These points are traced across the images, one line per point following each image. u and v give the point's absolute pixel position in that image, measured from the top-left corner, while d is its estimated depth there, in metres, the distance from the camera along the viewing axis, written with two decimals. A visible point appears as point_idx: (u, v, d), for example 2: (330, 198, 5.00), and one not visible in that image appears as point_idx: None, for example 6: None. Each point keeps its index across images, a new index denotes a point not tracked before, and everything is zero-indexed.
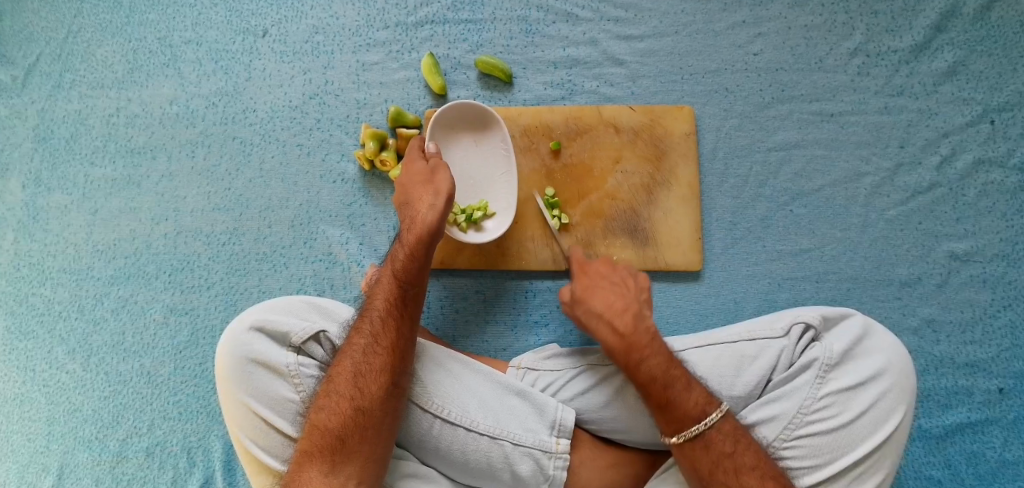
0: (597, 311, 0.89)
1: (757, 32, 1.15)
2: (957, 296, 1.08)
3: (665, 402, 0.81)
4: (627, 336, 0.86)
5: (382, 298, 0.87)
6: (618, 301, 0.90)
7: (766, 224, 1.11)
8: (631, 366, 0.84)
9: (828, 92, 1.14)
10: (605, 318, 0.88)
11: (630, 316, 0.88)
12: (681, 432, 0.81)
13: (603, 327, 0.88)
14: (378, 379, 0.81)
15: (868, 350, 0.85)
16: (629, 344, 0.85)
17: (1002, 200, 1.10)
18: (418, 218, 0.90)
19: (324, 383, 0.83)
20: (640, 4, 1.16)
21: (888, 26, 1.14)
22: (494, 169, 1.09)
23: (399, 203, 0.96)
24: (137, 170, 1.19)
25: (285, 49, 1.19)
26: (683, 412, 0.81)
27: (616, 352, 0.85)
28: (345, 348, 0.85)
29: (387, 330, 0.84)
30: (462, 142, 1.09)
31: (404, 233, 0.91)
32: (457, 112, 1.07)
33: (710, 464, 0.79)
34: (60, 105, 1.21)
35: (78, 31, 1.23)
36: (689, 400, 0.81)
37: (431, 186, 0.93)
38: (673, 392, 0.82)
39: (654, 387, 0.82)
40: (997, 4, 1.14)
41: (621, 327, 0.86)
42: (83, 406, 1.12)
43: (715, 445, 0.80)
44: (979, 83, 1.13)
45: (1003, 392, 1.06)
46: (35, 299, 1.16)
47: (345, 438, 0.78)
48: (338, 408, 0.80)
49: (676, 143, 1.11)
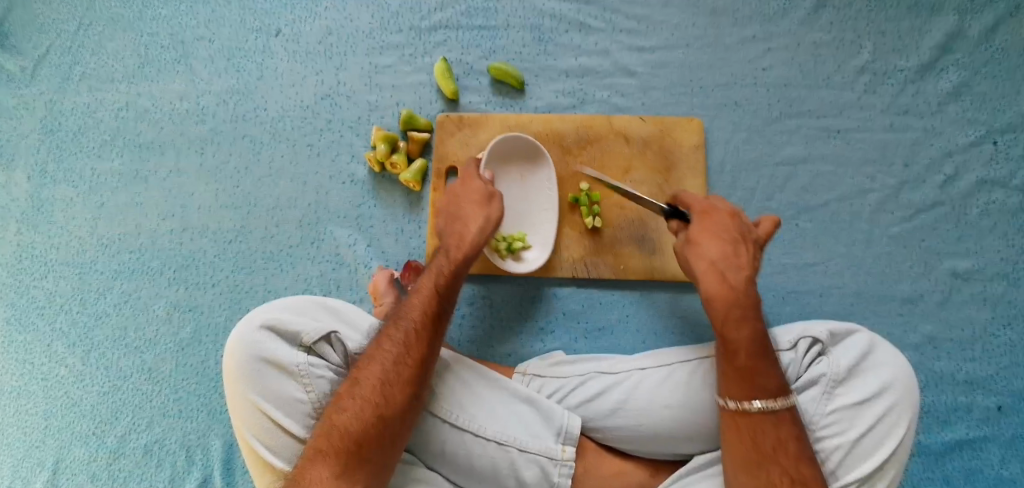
0: (711, 259, 0.85)
1: (766, 47, 1.17)
2: (957, 313, 1.09)
3: (752, 370, 0.80)
4: (739, 292, 0.83)
5: (421, 306, 0.88)
6: (738, 257, 0.86)
7: (771, 237, 1.12)
8: (731, 322, 0.82)
9: (835, 109, 1.15)
10: (718, 268, 0.85)
11: (745, 275, 0.85)
12: (754, 400, 0.79)
13: (712, 275, 0.84)
14: (404, 391, 0.81)
15: (874, 364, 0.85)
16: (737, 299, 0.83)
17: (1004, 220, 1.11)
18: (467, 237, 0.96)
19: (347, 385, 0.81)
20: (651, 16, 1.18)
21: (895, 46, 1.16)
22: (536, 202, 1.10)
23: (445, 217, 0.99)
24: (145, 165, 1.19)
25: (298, 49, 1.20)
26: (764, 387, 0.79)
27: (719, 303, 0.83)
28: (373, 353, 0.84)
29: (420, 342, 0.84)
30: (510, 173, 1.10)
31: (452, 249, 0.95)
32: (510, 143, 1.08)
33: (773, 441, 0.79)
34: (69, 97, 1.21)
35: (90, 24, 1.23)
36: (774, 380, 0.80)
37: (483, 205, 0.99)
38: (758, 361, 0.80)
39: (745, 352, 0.81)
40: (1002, 27, 1.16)
41: (733, 281, 0.84)
42: (82, 401, 1.11)
43: (784, 428, 0.79)
44: (983, 104, 1.14)
45: (1002, 410, 1.06)
46: (37, 292, 1.15)
47: (363, 444, 0.77)
48: (361, 412, 0.78)
49: (686, 155, 1.12)
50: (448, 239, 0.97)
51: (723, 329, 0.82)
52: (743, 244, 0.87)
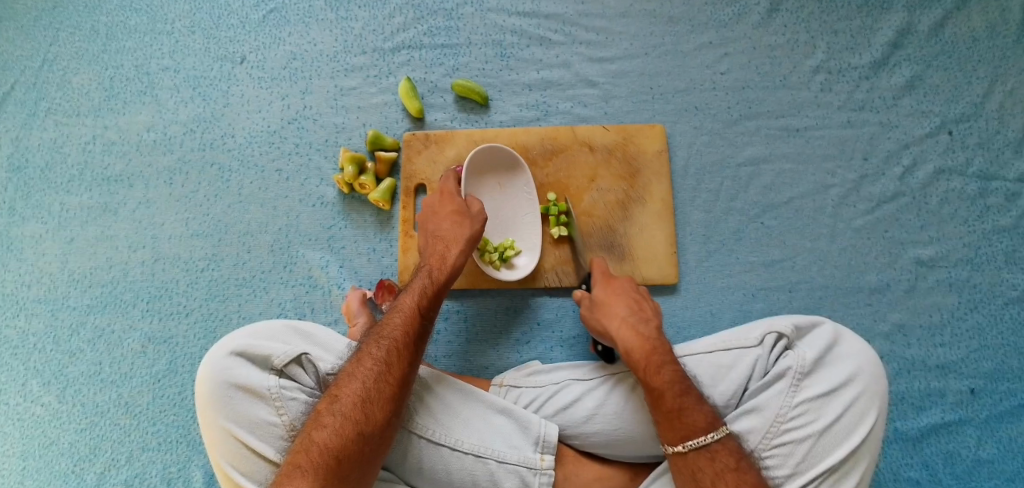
0: (623, 316, 0.92)
1: (723, 52, 1.20)
2: (925, 301, 1.12)
3: (677, 410, 0.82)
4: (652, 340, 0.89)
5: (402, 325, 0.88)
6: (644, 311, 0.94)
7: (738, 236, 1.14)
8: (651, 368, 0.85)
9: (793, 108, 1.18)
10: (630, 322, 0.91)
11: (653, 325, 0.91)
12: (687, 441, 0.80)
13: (627, 330, 0.90)
14: (385, 408, 0.81)
15: (839, 356, 0.87)
16: (653, 347, 0.88)
17: (964, 207, 1.14)
18: (448, 259, 0.97)
19: (327, 402, 0.81)
20: (610, 27, 1.20)
21: (847, 44, 1.19)
22: (519, 209, 1.11)
23: (426, 237, 1.01)
24: (114, 198, 1.18)
25: (263, 75, 1.21)
26: (693, 423, 0.81)
27: (637, 352, 0.87)
28: (354, 370, 0.84)
29: (400, 360, 0.85)
30: (490, 187, 1.11)
31: (434, 269, 0.96)
32: (488, 155, 1.09)
33: (712, 477, 0.79)
34: (35, 133, 1.21)
35: (53, 60, 1.23)
36: (702, 415, 0.82)
37: (463, 223, 1.01)
38: (685, 398, 0.83)
39: (671, 394, 0.83)
40: (949, 21, 1.20)
41: (644, 332, 0.90)
42: (59, 439, 1.10)
43: (721, 458, 0.79)
44: (936, 95, 1.18)
45: (975, 392, 1.09)
46: (9, 331, 1.14)
47: (342, 461, 0.77)
48: (341, 428, 0.78)
49: (650, 160, 1.14)
50: (429, 258, 0.98)
51: (645, 376, 0.85)
52: (646, 302, 0.96)
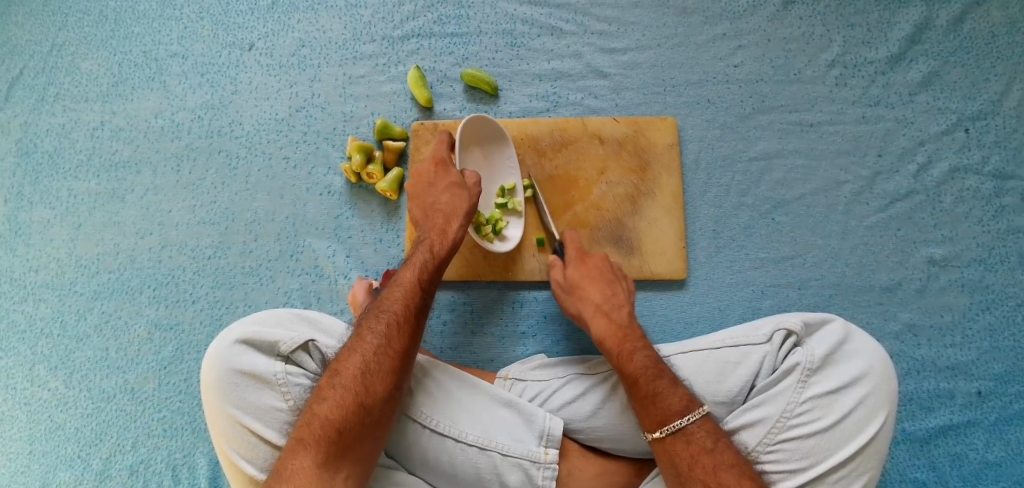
0: (597, 304, 0.96)
1: (737, 44, 1.18)
2: (936, 300, 1.10)
3: (652, 395, 0.82)
4: (624, 327, 0.92)
5: (402, 299, 0.87)
6: (616, 296, 0.97)
7: (748, 232, 1.13)
8: (624, 354, 0.88)
9: (807, 103, 1.16)
10: (603, 310, 0.95)
11: (624, 312, 0.95)
12: (664, 426, 0.81)
13: (599, 318, 0.94)
14: (386, 381, 0.80)
15: (849, 353, 0.86)
16: (624, 334, 0.91)
17: (979, 206, 1.12)
18: (447, 233, 0.96)
19: (328, 376, 0.81)
20: (622, 18, 1.19)
21: (864, 38, 1.17)
22: (501, 181, 1.10)
23: (425, 209, 1.00)
24: (122, 184, 1.18)
25: (271, 63, 1.20)
26: (667, 406, 0.81)
27: (610, 340, 0.91)
28: (355, 345, 0.83)
29: (400, 333, 0.84)
30: (475, 157, 1.08)
31: (435, 243, 0.95)
32: (478, 127, 1.06)
33: (688, 459, 0.79)
34: (44, 118, 1.20)
35: (62, 45, 1.22)
36: (676, 396, 0.82)
37: (462, 194, 0.99)
38: (658, 384, 0.83)
39: (644, 379, 0.84)
40: (968, 16, 1.17)
41: (616, 319, 0.93)
42: (66, 423, 1.11)
43: (697, 441, 0.79)
44: (953, 92, 1.15)
45: (983, 394, 1.07)
46: (17, 315, 1.14)
47: (343, 432, 0.76)
48: (342, 401, 0.78)
49: (660, 154, 1.13)
50: (429, 232, 0.97)
51: (620, 362, 0.87)
52: (619, 286, 0.99)
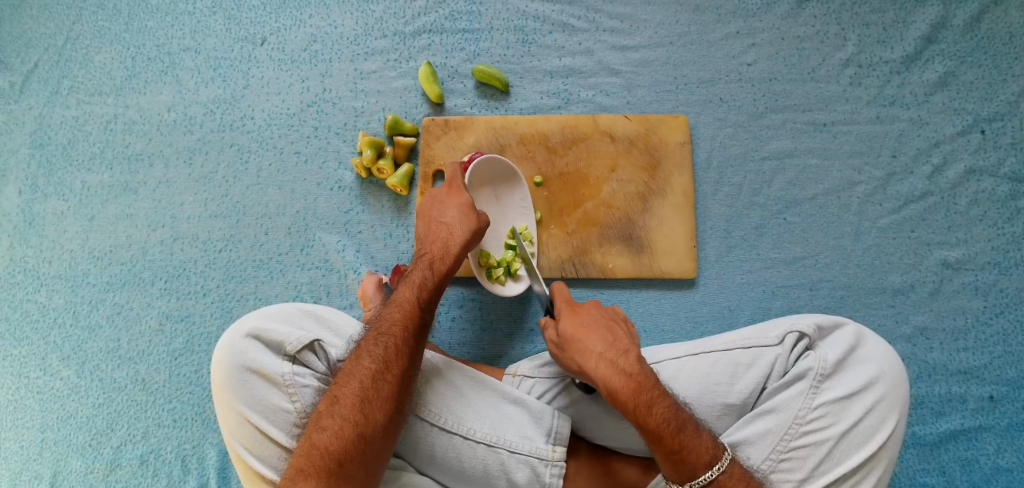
0: (600, 353, 0.84)
1: (750, 42, 1.17)
2: (949, 303, 1.09)
3: (678, 450, 0.77)
4: (636, 376, 0.81)
5: (400, 320, 0.86)
6: (619, 342, 0.86)
7: (759, 232, 1.12)
8: (642, 408, 0.79)
9: (820, 103, 1.15)
10: (608, 359, 0.84)
11: (632, 358, 0.84)
12: (692, 480, 0.77)
13: (606, 369, 0.83)
14: (384, 407, 0.80)
15: (861, 358, 0.85)
16: (639, 384, 0.81)
17: (994, 209, 1.11)
18: (453, 246, 0.94)
19: (326, 403, 0.81)
20: (635, 15, 1.18)
21: (879, 37, 1.16)
22: (512, 221, 1.08)
23: (430, 222, 0.97)
24: (134, 176, 1.19)
25: (283, 57, 1.20)
26: (696, 458, 0.77)
27: (623, 395, 0.80)
28: (352, 369, 0.83)
29: (398, 357, 0.83)
30: (486, 199, 1.08)
31: (436, 259, 0.93)
32: (489, 168, 1.06)
33: None
34: (58, 111, 1.21)
35: (77, 38, 1.23)
36: (703, 444, 0.78)
37: (470, 215, 0.97)
38: (686, 436, 0.78)
39: (668, 433, 0.77)
40: (986, 15, 1.16)
41: (626, 367, 0.82)
42: (77, 413, 1.12)
43: None
44: (970, 93, 1.14)
45: (995, 399, 1.06)
46: (30, 305, 1.15)
47: (344, 462, 0.77)
48: (342, 431, 0.78)
49: (671, 152, 1.12)
50: (429, 246, 0.95)
51: (638, 419, 0.78)
52: (618, 327, 0.89)
